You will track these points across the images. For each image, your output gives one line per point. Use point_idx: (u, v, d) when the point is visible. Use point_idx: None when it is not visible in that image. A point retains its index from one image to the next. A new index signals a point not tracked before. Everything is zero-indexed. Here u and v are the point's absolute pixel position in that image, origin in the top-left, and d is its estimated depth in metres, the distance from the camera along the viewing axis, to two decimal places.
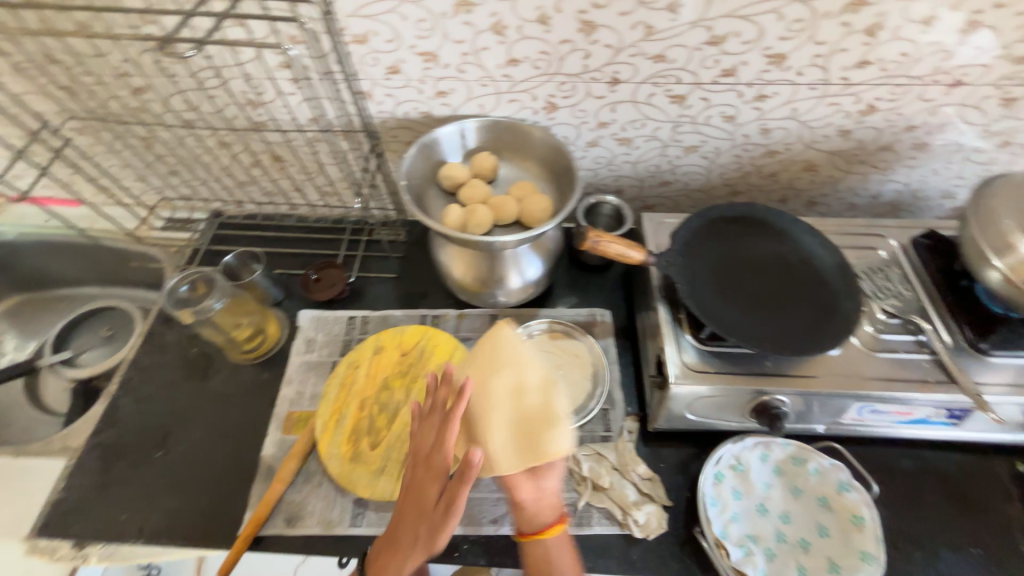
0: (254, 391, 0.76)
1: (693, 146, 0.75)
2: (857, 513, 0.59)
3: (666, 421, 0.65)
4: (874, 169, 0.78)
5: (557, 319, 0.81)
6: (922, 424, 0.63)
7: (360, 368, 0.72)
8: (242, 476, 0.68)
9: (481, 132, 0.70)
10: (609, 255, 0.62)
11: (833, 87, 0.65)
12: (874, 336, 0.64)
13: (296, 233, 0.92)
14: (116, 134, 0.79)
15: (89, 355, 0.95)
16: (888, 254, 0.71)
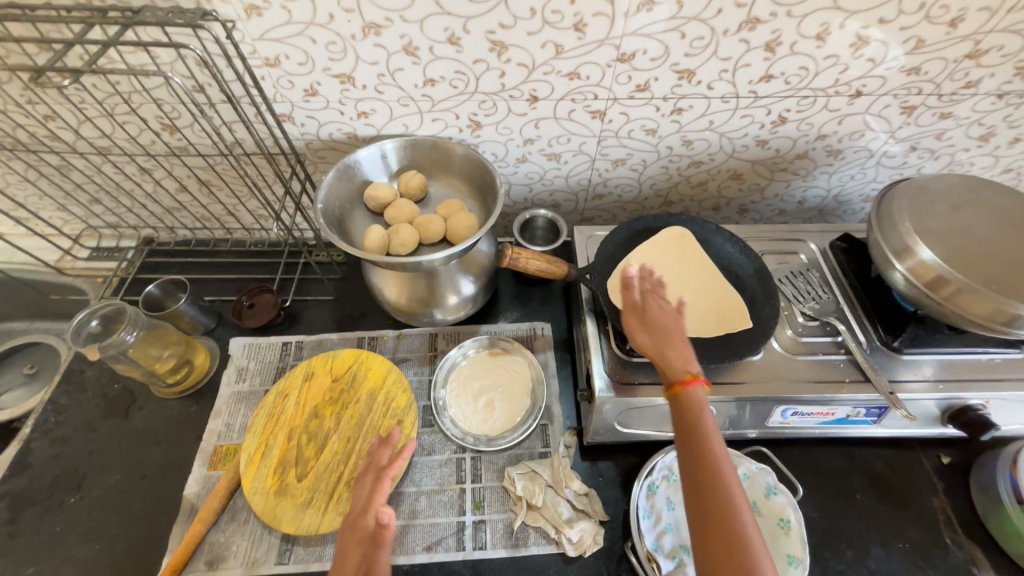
0: (180, 426, 0.72)
1: (621, 159, 0.77)
2: (783, 516, 0.59)
3: (598, 434, 0.65)
4: (796, 176, 0.81)
5: (497, 335, 0.80)
6: (845, 423, 0.65)
7: (289, 397, 0.70)
8: (164, 518, 0.65)
9: (404, 152, 0.70)
10: (531, 270, 0.63)
11: (744, 100, 0.67)
12: (794, 339, 0.65)
13: (231, 257, 0.89)
14: (26, 164, 0.75)
15: (9, 396, 0.90)
16: (809, 258, 0.73)
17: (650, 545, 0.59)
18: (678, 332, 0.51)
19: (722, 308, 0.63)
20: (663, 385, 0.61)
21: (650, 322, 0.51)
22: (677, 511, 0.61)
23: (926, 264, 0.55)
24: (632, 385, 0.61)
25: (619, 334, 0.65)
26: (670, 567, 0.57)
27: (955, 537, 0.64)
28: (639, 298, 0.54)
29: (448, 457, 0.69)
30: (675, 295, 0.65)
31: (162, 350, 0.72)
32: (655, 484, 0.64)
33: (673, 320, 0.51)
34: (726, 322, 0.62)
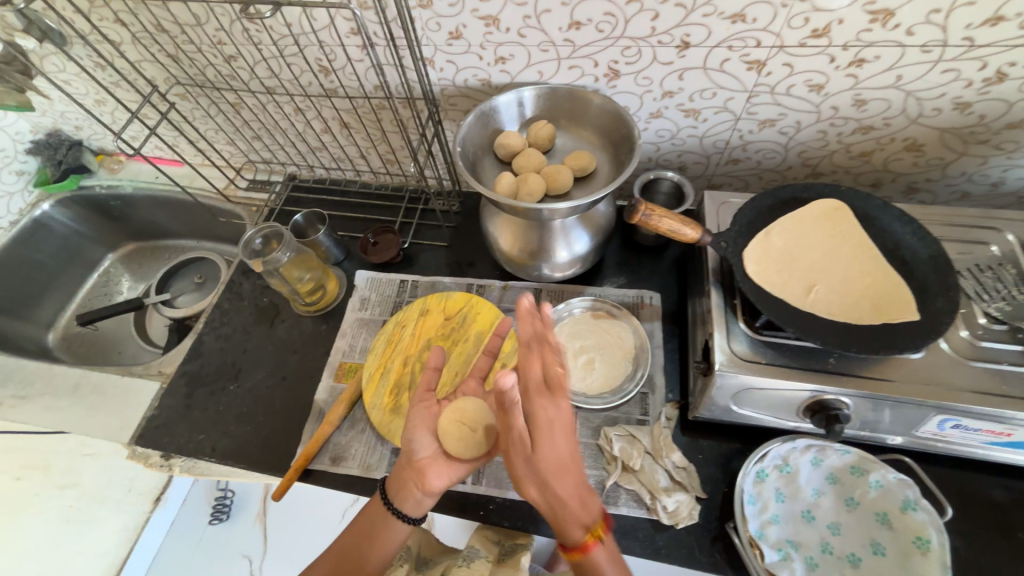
0: (313, 340, 0.82)
1: (770, 120, 0.69)
2: (922, 535, 0.53)
3: (708, 411, 0.62)
4: (998, 151, 0.66)
5: (603, 298, 0.79)
6: (1021, 448, 0.54)
7: (406, 327, 0.76)
8: (299, 415, 0.75)
9: (540, 101, 0.69)
10: (661, 231, 0.58)
11: (952, 50, 0.55)
12: (970, 342, 0.55)
13: (359, 198, 0.97)
14: (210, 100, 0.87)
15: (184, 298, 1.09)
16: (1002, 251, 0.61)
17: (753, 531, 0.57)
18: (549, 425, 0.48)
19: (881, 294, 0.55)
20: (795, 370, 0.55)
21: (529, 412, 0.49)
22: (787, 505, 0.58)
23: None
24: (758, 364, 0.56)
25: (747, 310, 0.60)
26: (774, 557, 0.55)
27: None
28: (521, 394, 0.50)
29: None
30: (823, 275, 0.58)
31: (305, 273, 0.81)
32: (765, 472, 0.60)
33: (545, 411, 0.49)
34: (887, 313, 0.54)
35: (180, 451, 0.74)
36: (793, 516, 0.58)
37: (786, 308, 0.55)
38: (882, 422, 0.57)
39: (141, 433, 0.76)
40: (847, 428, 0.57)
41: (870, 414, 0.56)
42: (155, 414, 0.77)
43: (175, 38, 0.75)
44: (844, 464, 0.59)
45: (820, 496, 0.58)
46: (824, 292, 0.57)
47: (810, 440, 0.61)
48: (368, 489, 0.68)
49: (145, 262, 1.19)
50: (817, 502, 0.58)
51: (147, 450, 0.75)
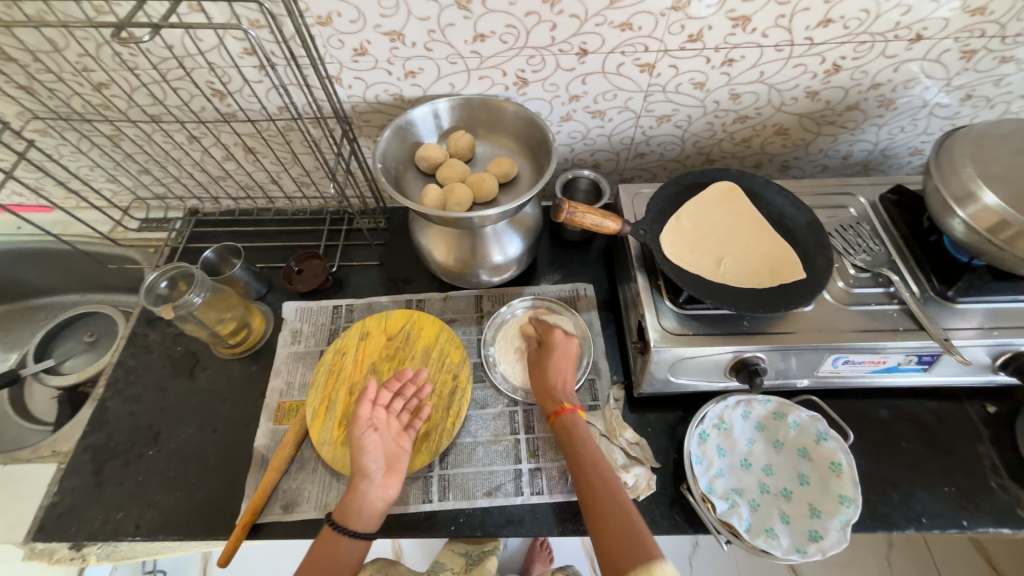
0: (243, 384, 0.76)
1: (666, 115, 0.76)
2: (835, 459, 0.62)
3: (650, 386, 0.67)
4: (844, 130, 0.79)
5: (542, 296, 0.82)
6: (894, 372, 0.65)
7: (347, 354, 0.73)
8: (237, 468, 0.69)
9: (456, 112, 0.71)
10: (586, 226, 0.62)
11: (799, 48, 0.65)
12: (846, 290, 0.66)
13: (275, 225, 0.91)
14: (81, 134, 0.77)
15: (73, 362, 0.94)
16: (858, 212, 0.73)
17: (703, 488, 0.62)
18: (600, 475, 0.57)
19: (775, 260, 0.64)
20: (717, 336, 0.62)
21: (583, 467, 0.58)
22: (728, 458, 0.65)
23: (989, 210, 0.56)
24: (686, 335, 0.62)
25: (670, 288, 0.66)
26: (724, 507, 0.61)
27: (1001, 481, 0.65)
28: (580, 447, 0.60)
29: (501, 410, 0.72)
30: (727, 249, 0.65)
31: (225, 313, 0.74)
32: (705, 432, 0.66)
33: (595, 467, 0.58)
34: (781, 274, 0.62)
35: (94, 538, 0.64)
36: (734, 466, 0.64)
37: (702, 282, 0.62)
38: (791, 369, 0.65)
39: (39, 526, 0.65)
40: (765, 380, 0.65)
41: (781, 364, 0.64)
42: (56, 501, 0.66)
43: (26, 66, 0.66)
44: (768, 412, 0.67)
45: (753, 444, 0.66)
46: (730, 264, 0.64)
47: (738, 396, 0.68)
48: None
49: (14, 328, 1.02)
50: (751, 450, 0.65)
51: (50, 544, 0.64)
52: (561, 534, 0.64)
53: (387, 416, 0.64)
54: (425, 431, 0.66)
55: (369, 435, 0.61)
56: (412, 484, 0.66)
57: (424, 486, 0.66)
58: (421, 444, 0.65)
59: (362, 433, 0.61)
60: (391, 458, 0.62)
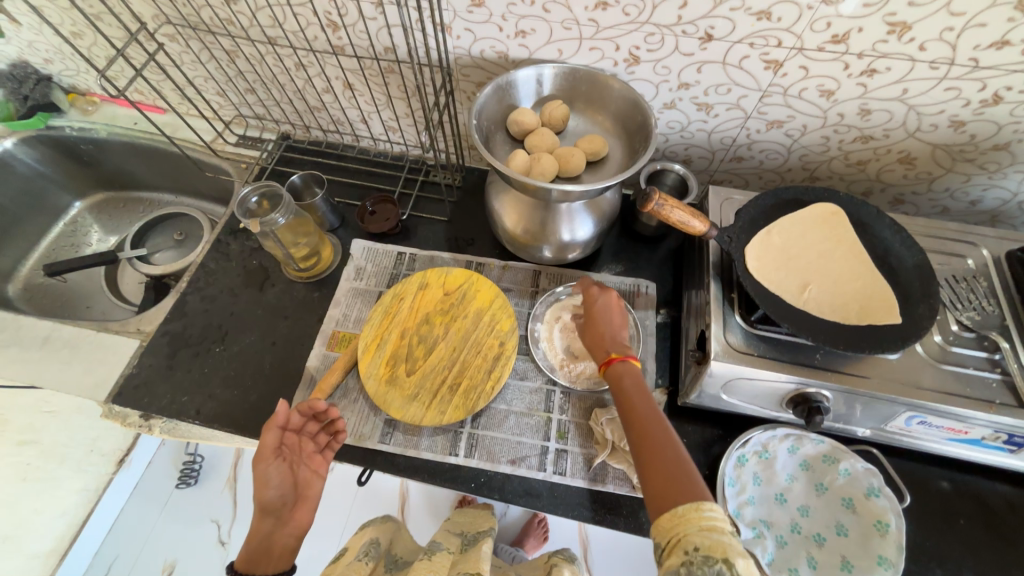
0: (304, 306, 0.80)
1: (779, 121, 0.70)
2: (883, 519, 0.58)
3: (696, 397, 0.65)
4: (981, 171, 0.70)
5: (600, 285, 0.81)
6: (974, 445, 0.59)
7: (404, 299, 0.75)
8: (288, 382, 0.74)
9: (559, 80, 0.69)
10: (671, 222, 0.59)
11: (958, 69, 0.57)
12: (941, 346, 0.59)
13: (357, 164, 0.95)
14: (203, 45, 0.82)
15: (161, 255, 1.04)
16: (976, 265, 0.65)
17: (731, 512, 0.61)
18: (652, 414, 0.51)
19: (868, 298, 0.59)
20: (783, 363, 0.58)
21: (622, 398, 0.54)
22: (763, 488, 0.63)
23: None
24: (749, 355, 0.59)
25: (743, 304, 0.62)
26: (749, 535, 0.60)
27: None
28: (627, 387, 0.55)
29: (539, 385, 0.73)
30: (816, 275, 0.61)
31: (302, 237, 0.79)
32: (745, 458, 0.65)
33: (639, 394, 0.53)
34: (871, 315, 0.57)
35: (161, 412, 0.72)
36: (767, 499, 0.63)
37: (781, 305, 0.58)
38: (855, 415, 0.61)
39: (118, 391, 0.73)
40: (824, 421, 0.61)
41: (845, 408, 0.60)
42: (134, 373, 0.74)
43: None
44: (818, 453, 0.64)
45: (793, 482, 0.63)
46: (817, 293, 0.59)
47: (788, 430, 0.65)
48: (359, 459, 0.68)
49: (118, 214, 1.13)
50: (789, 486, 0.63)
51: (126, 409, 0.72)
52: (574, 517, 0.64)
53: (300, 440, 0.63)
54: (465, 388, 0.67)
55: (274, 466, 0.59)
56: (442, 434, 0.69)
57: (453, 439, 0.69)
58: (458, 400, 0.67)
59: (266, 466, 0.58)
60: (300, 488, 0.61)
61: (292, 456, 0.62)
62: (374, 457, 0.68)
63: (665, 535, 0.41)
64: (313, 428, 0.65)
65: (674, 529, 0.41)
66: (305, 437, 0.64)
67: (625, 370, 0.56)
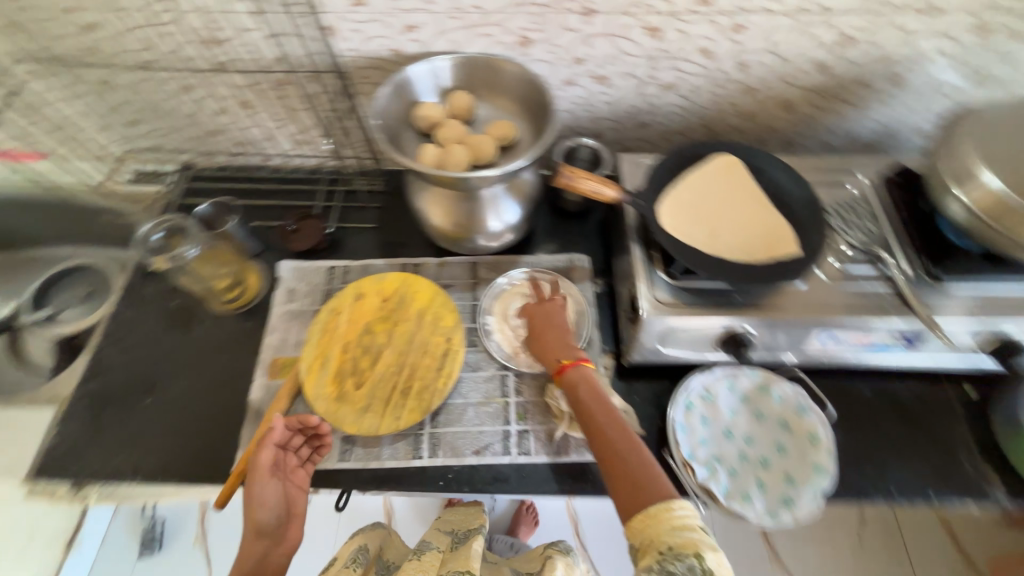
0: (238, 339, 0.77)
1: (671, 84, 0.74)
2: (813, 431, 0.65)
3: (638, 354, 0.69)
4: (851, 107, 0.78)
5: (538, 267, 0.82)
6: (879, 350, 0.66)
7: (341, 313, 0.73)
8: (232, 419, 0.70)
9: (457, 71, 0.69)
10: (583, 192, 0.62)
11: (807, 16, 0.64)
12: (839, 268, 0.66)
13: (271, 184, 0.91)
14: (76, 78, 0.77)
15: (69, 314, 0.95)
16: (858, 192, 0.73)
17: (686, 454, 0.64)
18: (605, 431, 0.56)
19: (770, 235, 0.64)
20: (707, 307, 0.63)
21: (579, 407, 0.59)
22: (711, 427, 0.67)
23: (989, 192, 0.56)
24: (675, 305, 0.63)
25: (664, 259, 0.66)
26: (705, 473, 0.63)
27: (970, 458, 0.68)
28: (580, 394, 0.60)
29: (492, 374, 0.73)
30: (723, 222, 0.65)
31: (224, 268, 0.78)
32: (691, 403, 0.68)
33: (598, 404, 0.58)
34: (774, 249, 0.62)
35: (93, 479, 0.66)
36: (716, 436, 0.66)
37: (696, 254, 0.62)
38: (777, 343, 0.66)
39: (39, 466, 0.67)
40: (752, 353, 0.67)
41: (768, 338, 0.65)
42: (55, 443, 0.68)
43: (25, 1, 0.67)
44: (753, 384, 0.69)
45: (737, 415, 0.67)
46: (727, 238, 0.64)
47: (724, 368, 0.69)
48: (321, 481, 0.66)
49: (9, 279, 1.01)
50: (734, 420, 0.67)
51: (51, 484, 0.66)
52: (545, 492, 0.66)
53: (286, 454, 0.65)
54: (417, 390, 0.67)
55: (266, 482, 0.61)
56: (403, 440, 0.68)
57: (414, 443, 0.68)
58: (412, 403, 0.66)
59: (257, 484, 0.60)
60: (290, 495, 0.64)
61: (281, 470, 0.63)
62: (337, 476, 0.66)
63: (639, 537, 0.47)
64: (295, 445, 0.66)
65: (645, 530, 0.46)
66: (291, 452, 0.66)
67: (578, 377, 0.62)
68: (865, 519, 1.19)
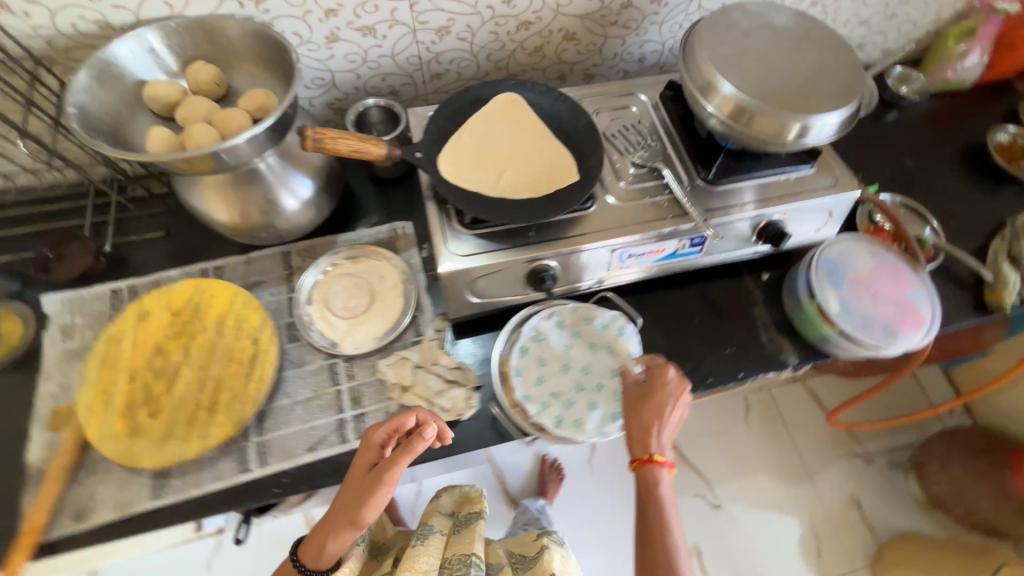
0: (4, 397, 0.64)
1: (443, 27, 0.71)
2: (630, 349, 0.69)
3: (457, 311, 0.67)
4: (628, 30, 0.80)
5: (357, 242, 0.77)
6: (675, 257, 0.71)
7: (123, 340, 0.64)
8: (8, 491, 0.59)
9: (182, 41, 0.60)
10: (343, 149, 0.56)
11: None
12: (627, 188, 0.68)
13: (20, 207, 0.76)
14: None
15: None
16: (639, 110, 0.75)
17: (520, 397, 0.65)
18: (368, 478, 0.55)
19: (552, 166, 0.64)
20: (504, 250, 0.62)
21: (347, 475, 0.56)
22: (545, 366, 0.67)
23: (728, 98, 0.60)
24: (474, 254, 0.62)
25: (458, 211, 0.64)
26: (540, 410, 0.64)
27: (769, 335, 0.77)
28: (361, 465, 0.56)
29: (320, 364, 0.69)
30: (508, 162, 0.64)
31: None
32: (525, 347, 0.68)
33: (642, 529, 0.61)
34: (556, 180, 0.63)
35: None
36: (553, 373, 0.67)
37: (481, 199, 0.61)
38: (584, 271, 0.68)
39: None
40: (559, 285, 0.68)
41: (573, 267, 0.67)
42: None
43: None
44: (579, 316, 0.70)
45: (571, 349, 0.68)
46: (512, 176, 0.63)
47: (548, 308, 0.71)
48: (131, 528, 0.58)
49: None
50: (567, 354, 0.68)
51: None
52: None
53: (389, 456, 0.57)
54: (225, 403, 0.61)
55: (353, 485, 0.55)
56: (226, 457, 0.62)
57: (240, 457, 0.63)
58: (221, 417, 0.61)
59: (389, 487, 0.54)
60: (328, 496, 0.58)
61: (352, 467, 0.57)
62: (151, 518, 0.59)
63: None
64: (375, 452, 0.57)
65: None
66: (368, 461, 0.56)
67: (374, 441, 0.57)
68: (749, 405, 1.35)
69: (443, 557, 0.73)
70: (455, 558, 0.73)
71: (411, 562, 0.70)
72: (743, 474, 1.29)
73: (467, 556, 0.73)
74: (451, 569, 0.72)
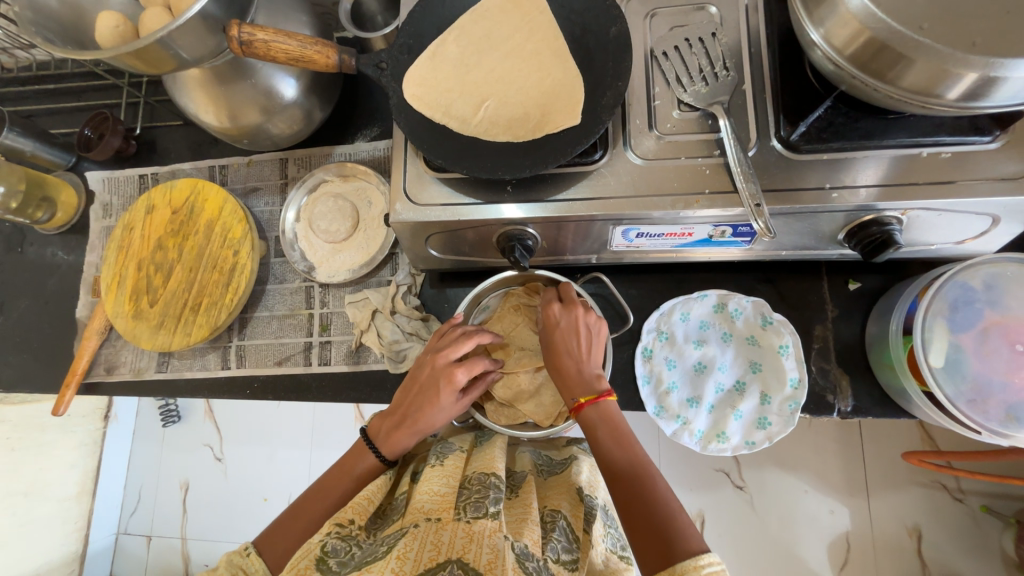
0: (67, 256, 0.76)
1: None
2: (782, 342, 0.57)
3: (423, 263, 0.60)
4: None
5: (351, 157, 0.70)
6: (708, 244, 0.53)
7: (135, 229, 0.69)
8: (69, 336, 0.74)
9: None
10: (275, 55, 0.45)
11: None
12: (659, 140, 0.48)
13: (76, 79, 0.80)
14: None
15: None
16: (719, 14, 0.50)
17: (644, 401, 0.59)
18: (435, 389, 0.52)
19: (552, 99, 0.47)
20: (467, 205, 0.49)
21: (429, 393, 0.52)
22: (679, 368, 0.60)
23: (848, 20, 0.35)
24: (431, 206, 0.49)
25: None
26: (675, 426, 0.58)
27: (822, 365, 0.58)
28: (443, 390, 0.51)
29: (298, 285, 0.69)
30: (495, 87, 0.49)
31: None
32: (724, 334, 0.60)
33: (601, 436, 0.48)
34: (550, 120, 0.47)
35: None
36: (729, 365, 0.59)
37: (446, 137, 0.48)
38: (574, 243, 0.54)
39: None
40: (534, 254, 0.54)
41: (558, 238, 0.53)
42: None
43: None
44: (684, 312, 0.60)
45: (716, 347, 0.60)
46: (494, 109, 0.48)
47: (522, 274, 0.60)
48: (142, 388, 0.70)
49: None
50: (714, 352, 0.60)
51: None
52: (343, 401, 0.65)
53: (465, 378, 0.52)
54: (205, 307, 0.65)
55: (442, 409, 0.52)
56: (213, 351, 0.69)
57: (223, 354, 0.68)
58: (201, 318, 0.65)
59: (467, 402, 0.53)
60: (402, 403, 0.53)
61: (430, 388, 0.52)
62: (156, 386, 0.69)
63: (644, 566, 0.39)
64: (453, 377, 0.51)
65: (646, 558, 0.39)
66: (447, 382, 0.51)
67: (462, 374, 0.51)
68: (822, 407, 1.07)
69: (461, 480, 0.45)
70: (473, 478, 0.45)
71: (423, 488, 0.44)
72: (789, 469, 0.96)
73: (488, 475, 0.45)
74: (469, 490, 0.43)
